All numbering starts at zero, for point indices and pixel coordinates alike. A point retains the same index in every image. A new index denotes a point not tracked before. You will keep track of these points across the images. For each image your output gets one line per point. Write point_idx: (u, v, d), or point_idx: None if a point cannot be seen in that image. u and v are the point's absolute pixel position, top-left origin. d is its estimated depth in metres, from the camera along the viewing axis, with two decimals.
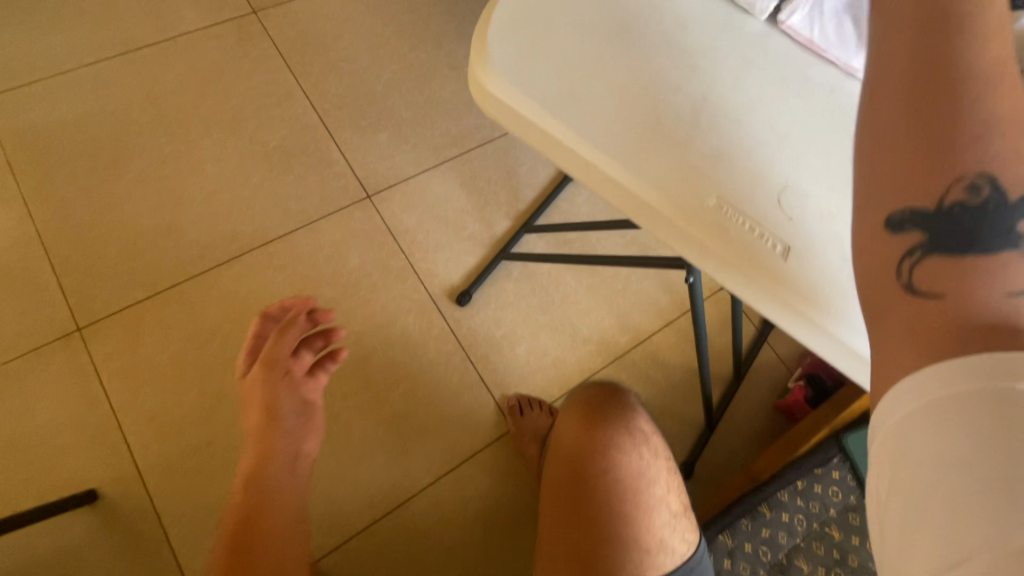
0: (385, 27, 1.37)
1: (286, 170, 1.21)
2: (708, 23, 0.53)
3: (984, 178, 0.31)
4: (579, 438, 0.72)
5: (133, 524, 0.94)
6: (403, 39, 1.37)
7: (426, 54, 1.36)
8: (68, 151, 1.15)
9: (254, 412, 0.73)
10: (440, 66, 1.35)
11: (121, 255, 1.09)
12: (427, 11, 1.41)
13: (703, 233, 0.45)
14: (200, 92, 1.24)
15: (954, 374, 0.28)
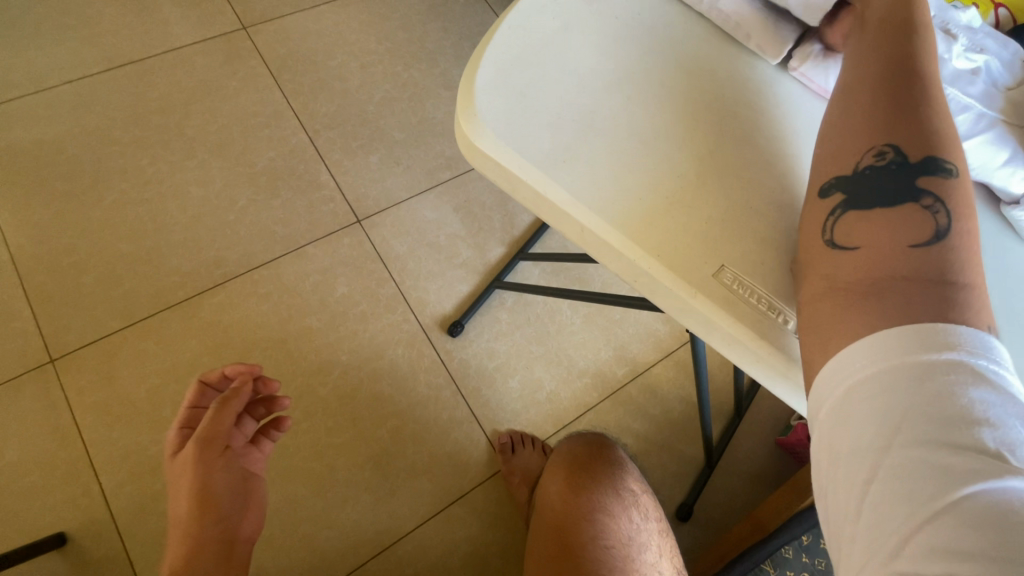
0: (379, 45, 1.34)
1: (273, 193, 1.17)
2: (715, 70, 0.50)
3: (888, 147, 0.39)
4: (565, 500, 0.69)
5: (105, 570, 0.89)
6: (397, 58, 1.33)
7: (420, 73, 1.33)
8: (46, 172, 1.11)
9: (181, 502, 0.64)
10: (435, 86, 1.32)
11: (99, 282, 1.05)
12: (422, 29, 1.37)
13: (711, 305, 0.41)
14: (187, 111, 1.20)
15: (877, 348, 0.33)
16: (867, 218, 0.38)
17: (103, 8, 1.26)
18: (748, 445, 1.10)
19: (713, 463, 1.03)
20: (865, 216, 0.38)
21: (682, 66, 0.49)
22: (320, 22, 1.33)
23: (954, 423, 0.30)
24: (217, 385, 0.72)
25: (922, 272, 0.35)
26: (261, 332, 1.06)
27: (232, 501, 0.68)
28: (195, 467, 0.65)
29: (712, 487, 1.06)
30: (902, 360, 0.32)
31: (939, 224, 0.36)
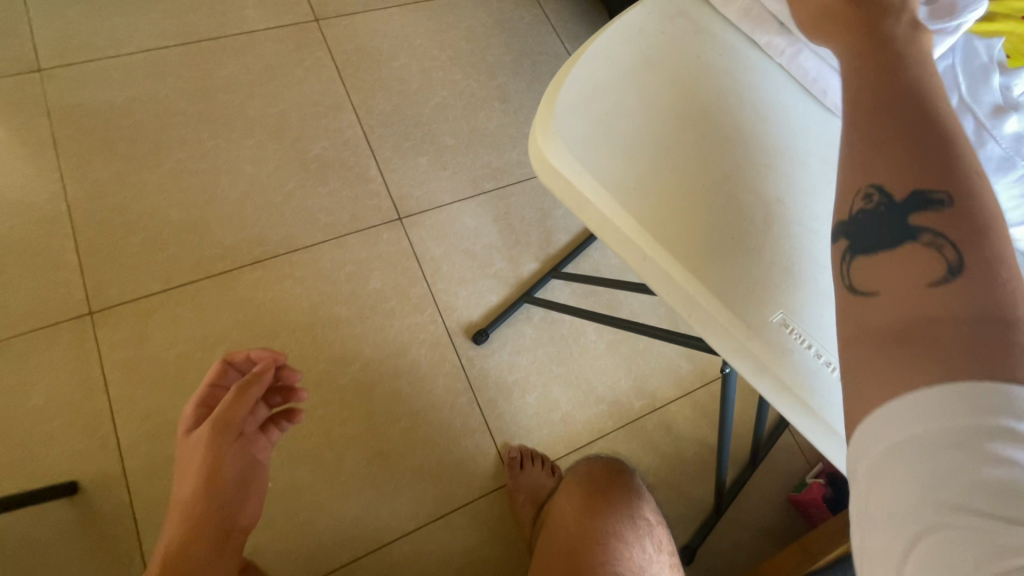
0: (442, 53, 1.37)
1: (322, 181, 1.19)
2: (789, 120, 0.50)
3: (872, 188, 0.36)
4: (578, 526, 0.68)
5: (109, 525, 0.90)
6: (458, 68, 1.36)
7: (477, 84, 1.36)
8: (113, 133, 1.15)
9: (188, 481, 0.65)
10: (490, 98, 1.35)
11: (146, 244, 1.08)
12: (485, 42, 1.41)
13: (763, 351, 0.41)
14: (252, 93, 1.25)
15: (921, 406, 0.29)
16: (876, 263, 0.36)
17: None
18: (759, 497, 1.07)
19: (722, 509, 1.01)
20: (870, 262, 0.36)
21: (757, 113, 0.50)
22: (388, 24, 1.37)
23: (999, 490, 0.27)
24: (239, 367, 0.73)
25: (949, 315, 0.31)
26: (291, 314, 1.08)
27: (237, 487, 0.68)
28: (207, 450, 0.66)
29: (716, 535, 1.04)
30: (945, 427, 0.28)
31: (947, 260, 0.33)
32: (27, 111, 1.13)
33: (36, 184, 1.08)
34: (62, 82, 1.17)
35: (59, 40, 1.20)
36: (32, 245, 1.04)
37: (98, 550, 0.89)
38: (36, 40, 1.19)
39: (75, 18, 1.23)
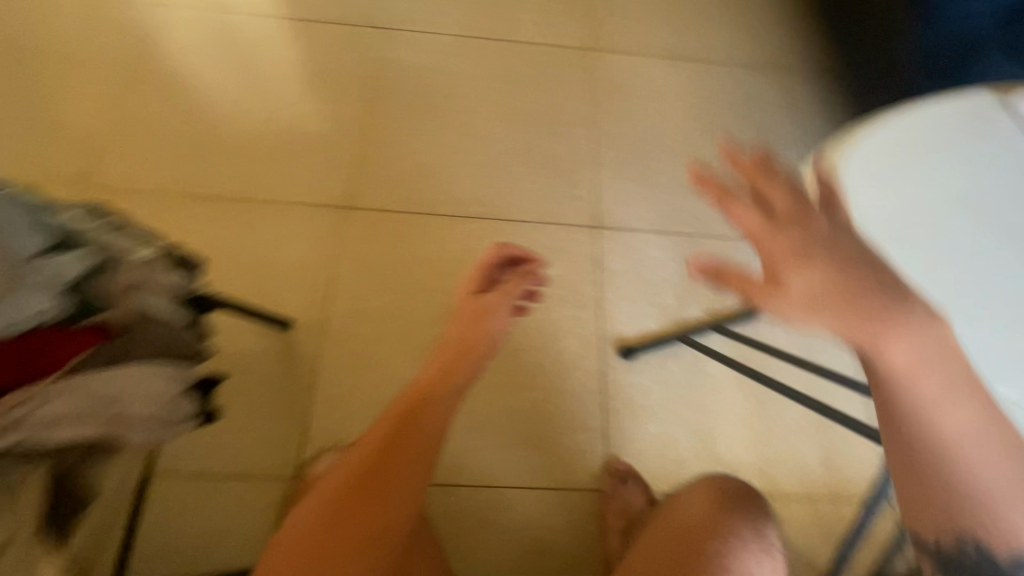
0: (683, 104, 1.50)
1: (545, 173, 1.37)
2: None
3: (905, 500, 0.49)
4: (703, 520, 0.75)
5: (298, 364, 1.12)
6: (692, 120, 1.48)
7: (705, 140, 1.46)
8: (411, 85, 1.45)
9: (452, 347, 0.86)
10: (713, 155, 1.44)
11: (402, 172, 1.33)
12: (725, 107, 1.51)
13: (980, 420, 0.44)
14: (517, 87, 1.48)
15: None
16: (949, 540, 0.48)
17: None
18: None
19: None
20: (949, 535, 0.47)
21: None
22: (646, 67, 1.54)
23: None
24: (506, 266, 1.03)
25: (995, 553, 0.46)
26: None
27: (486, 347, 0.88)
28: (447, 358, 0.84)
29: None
30: None
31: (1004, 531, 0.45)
32: (361, 52, 1.48)
33: (349, 104, 1.41)
34: (393, 39, 1.50)
35: (400, 9, 1.55)
36: (330, 145, 1.35)
37: (283, 379, 1.11)
38: (386, 5, 1.55)
39: None
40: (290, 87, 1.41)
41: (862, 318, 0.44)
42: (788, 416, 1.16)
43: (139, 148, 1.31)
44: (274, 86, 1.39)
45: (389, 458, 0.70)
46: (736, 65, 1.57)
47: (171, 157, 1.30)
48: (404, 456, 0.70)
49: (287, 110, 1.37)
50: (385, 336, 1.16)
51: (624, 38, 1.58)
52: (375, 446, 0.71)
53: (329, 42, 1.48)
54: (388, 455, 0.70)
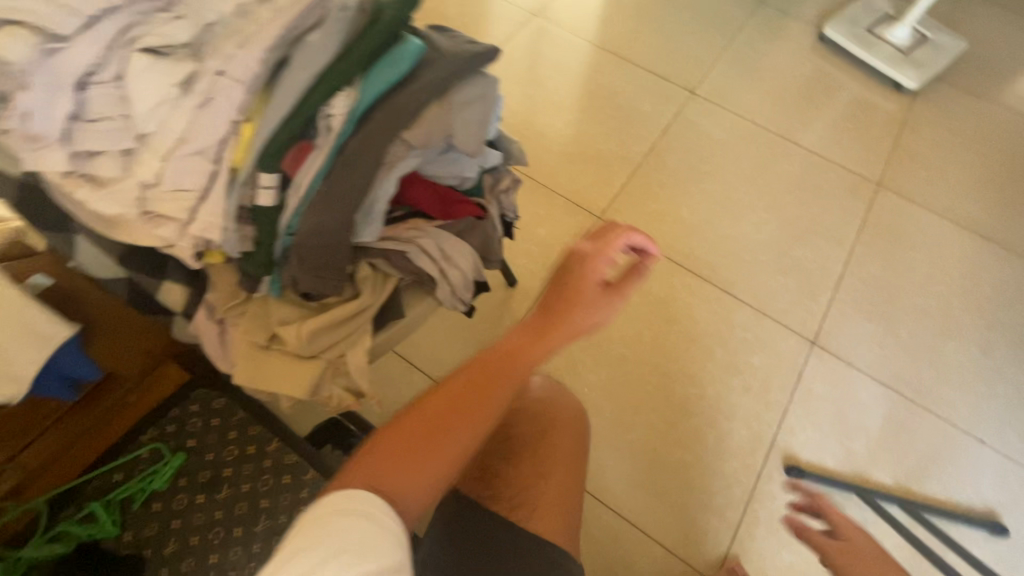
0: (952, 276, 1.41)
1: (784, 272, 1.39)
2: None
3: None
4: None
5: (504, 314, 1.27)
6: (957, 295, 1.38)
7: (968, 321, 1.35)
8: (696, 147, 1.59)
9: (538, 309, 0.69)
10: (970, 339, 1.33)
11: (656, 211, 1.46)
12: (1005, 302, 1.39)
13: None
14: (788, 189, 1.53)
15: None
16: None
17: (806, 109, 1.70)
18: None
19: None
20: None
21: None
22: (925, 227, 1.49)
23: None
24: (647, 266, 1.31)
25: None
26: (689, 321, 1.30)
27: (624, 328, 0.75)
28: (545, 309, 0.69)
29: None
30: None
31: None
32: (663, 105, 1.66)
33: (639, 139, 1.58)
34: (698, 105, 1.67)
35: (710, 86, 1.72)
36: (608, 163, 1.53)
37: (488, 319, 1.26)
38: (700, 78, 1.73)
39: (734, 83, 1.74)
40: (595, 109, 1.63)
41: None
42: None
43: None
44: (583, 102, 1.63)
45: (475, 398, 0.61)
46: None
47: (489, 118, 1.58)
48: (501, 375, 0.64)
49: (585, 125, 1.60)
50: None
51: (912, 190, 1.56)
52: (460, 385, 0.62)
53: (645, 87, 1.69)
54: (482, 393, 0.61)
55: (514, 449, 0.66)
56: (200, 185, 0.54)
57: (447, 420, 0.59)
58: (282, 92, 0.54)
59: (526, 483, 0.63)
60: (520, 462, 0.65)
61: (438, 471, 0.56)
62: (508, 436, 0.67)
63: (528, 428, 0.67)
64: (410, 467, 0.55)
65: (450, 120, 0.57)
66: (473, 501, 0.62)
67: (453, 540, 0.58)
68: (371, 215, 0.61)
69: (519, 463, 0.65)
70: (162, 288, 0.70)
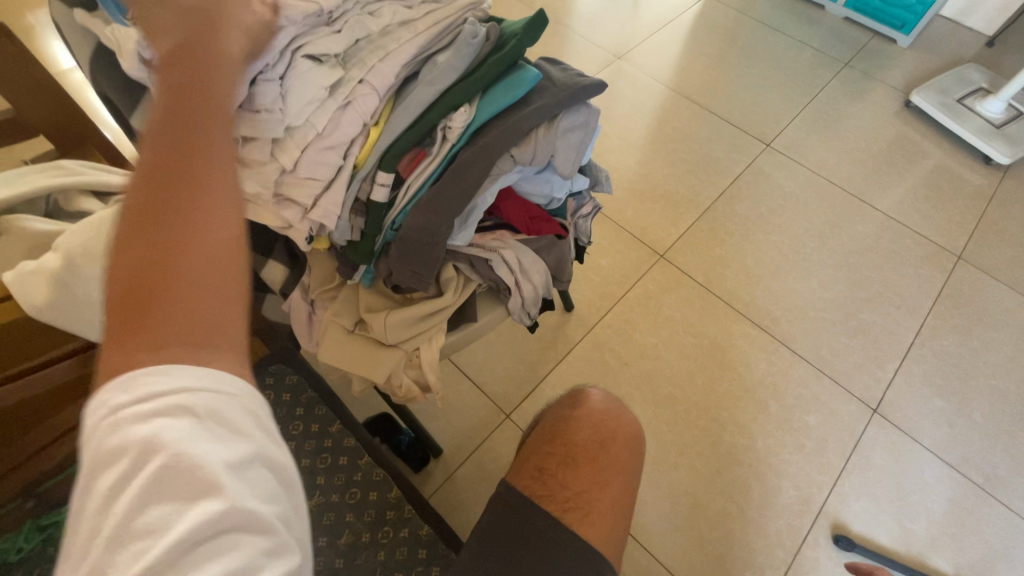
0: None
1: (849, 334, 1.35)
2: None
3: None
4: None
5: (558, 337, 1.30)
6: None
7: None
8: (767, 198, 1.59)
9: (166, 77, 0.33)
10: None
11: (720, 256, 1.46)
12: None
13: None
14: (860, 251, 1.50)
15: None
16: None
17: (885, 173, 1.67)
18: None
19: None
20: None
21: None
22: (1007, 307, 1.42)
23: None
24: None
25: None
26: (744, 370, 1.28)
27: None
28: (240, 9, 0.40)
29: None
30: None
31: None
32: (736, 154, 1.67)
33: (709, 184, 1.60)
34: (772, 158, 1.68)
35: (787, 140, 1.72)
36: (676, 204, 1.55)
37: (542, 340, 1.29)
38: (776, 132, 1.74)
39: (812, 140, 1.73)
40: (668, 152, 1.67)
41: None
42: None
43: None
44: (656, 144, 1.68)
45: (177, 134, 0.30)
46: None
47: None
48: (186, 121, 0.31)
49: (657, 165, 1.63)
50: (633, 366, 1.27)
51: (996, 268, 1.49)
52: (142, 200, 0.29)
53: (720, 135, 1.72)
54: (189, 171, 0.30)
55: (573, 453, 0.73)
56: (328, 177, 0.61)
57: (173, 194, 0.29)
58: (409, 103, 0.61)
59: (585, 487, 0.69)
60: (575, 465, 0.71)
61: (207, 307, 0.28)
62: (568, 443, 0.74)
63: (587, 438, 0.74)
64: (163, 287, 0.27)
65: (554, 143, 0.62)
66: (528, 492, 0.68)
67: (504, 522, 0.64)
68: (468, 221, 0.67)
69: (575, 466, 0.71)
70: (269, 265, 0.77)
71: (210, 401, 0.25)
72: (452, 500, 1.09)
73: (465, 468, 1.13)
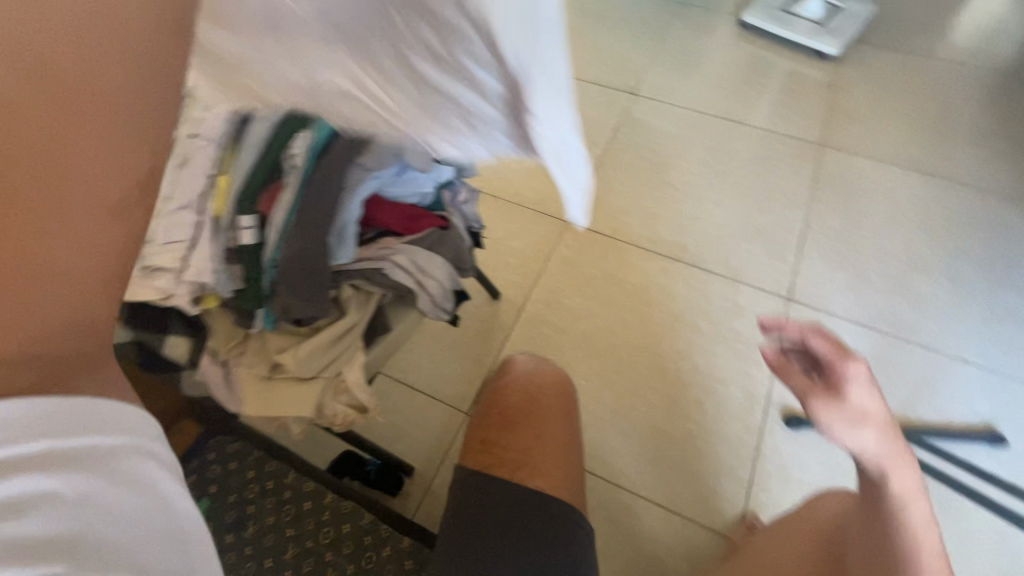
0: (904, 217, 1.49)
1: (751, 240, 1.46)
2: None
3: None
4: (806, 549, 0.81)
5: (494, 326, 1.33)
6: (915, 233, 1.46)
7: (931, 254, 1.42)
8: (648, 141, 1.69)
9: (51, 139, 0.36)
10: (936, 270, 1.40)
11: (622, 206, 1.54)
12: (962, 232, 1.47)
13: None
14: (740, 165, 1.62)
15: None
16: None
17: (743, 91, 1.81)
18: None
19: None
20: None
21: None
22: (870, 179, 1.58)
23: None
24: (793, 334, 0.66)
25: None
26: (669, 302, 1.37)
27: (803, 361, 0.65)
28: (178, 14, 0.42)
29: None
30: None
31: None
32: (613, 112, 1.76)
33: (593, 144, 1.68)
34: (642, 105, 1.78)
35: (651, 85, 1.84)
36: None
37: (480, 333, 1.32)
38: (640, 80, 1.85)
39: (673, 79, 1.85)
40: None
41: None
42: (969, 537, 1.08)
43: None
44: None
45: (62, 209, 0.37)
46: (969, 200, 1.54)
47: None
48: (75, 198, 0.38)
49: None
50: (571, 330, 1.32)
51: (856, 145, 1.65)
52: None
53: (591, 97, 1.80)
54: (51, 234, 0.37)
55: (509, 418, 0.79)
56: (188, 235, 0.65)
57: (42, 236, 0.36)
58: (249, 141, 0.65)
59: (525, 446, 0.75)
60: (515, 428, 0.77)
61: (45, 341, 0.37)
62: (502, 412, 0.80)
63: (518, 401, 0.80)
64: (9, 295, 0.35)
65: (395, 140, 0.65)
66: (482, 468, 0.73)
67: (467, 496, 0.68)
68: (346, 237, 0.67)
69: (515, 429, 0.77)
70: (169, 342, 0.76)
71: (167, 493, 0.37)
72: (435, 510, 1.11)
73: (439, 477, 1.14)
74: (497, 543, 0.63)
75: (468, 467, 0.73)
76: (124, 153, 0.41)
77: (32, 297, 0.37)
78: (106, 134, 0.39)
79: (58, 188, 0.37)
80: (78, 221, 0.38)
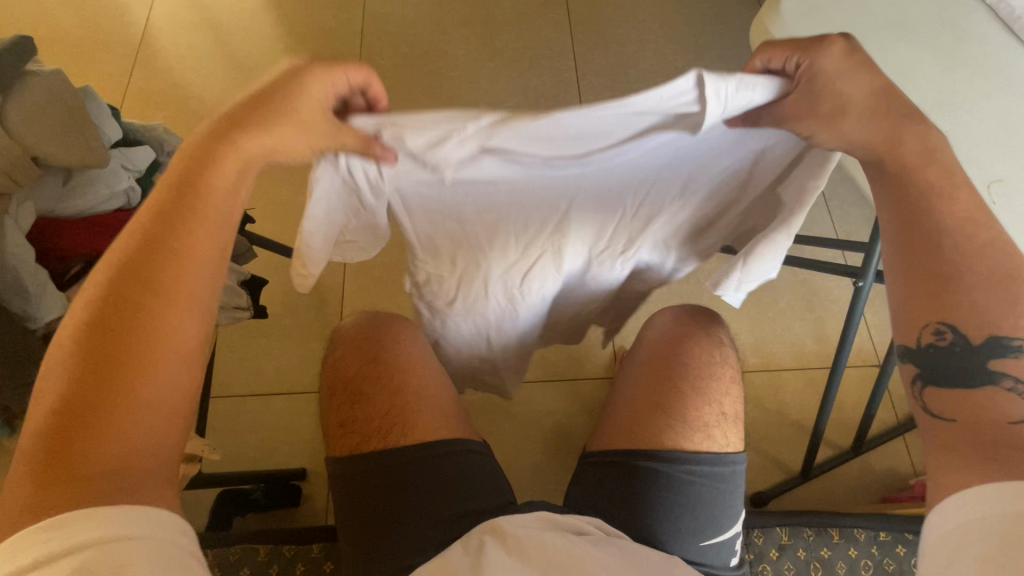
0: (674, 19, 1.44)
1: (540, 91, 1.35)
2: (943, 11, 0.65)
3: (948, 325, 0.44)
4: (662, 349, 0.73)
5: (320, 292, 1.17)
6: (687, 23, 1.43)
7: (704, 40, 1.41)
8: (399, 19, 1.43)
9: (131, 254, 0.44)
10: (712, 54, 1.40)
11: (399, 104, 1.34)
12: (728, 7, 1.45)
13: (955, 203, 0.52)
14: (502, 12, 1.44)
15: (1008, 401, 0.42)
16: (940, 393, 0.44)
17: None
18: (854, 556, 0.79)
19: (806, 473, 1.00)
20: (940, 392, 0.44)
21: (932, 29, 0.64)
22: None
23: (947, 352, 0.44)
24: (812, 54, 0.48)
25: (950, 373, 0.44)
26: None
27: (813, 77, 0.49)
28: (223, 161, 0.46)
29: (758, 534, 0.80)
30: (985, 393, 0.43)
31: (937, 336, 0.45)
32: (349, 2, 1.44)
33: (341, 45, 1.39)
34: None
35: None
36: None
37: (310, 307, 1.15)
38: None
39: None
40: (284, 42, 1.40)
41: (930, 264, 0.46)
42: (800, 274, 1.20)
43: (142, 106, 1.32)
44: (262, 39, 1.40)
45: (132, 304, 0.42)
46: None
47: (173, 112, 1.31)
48: (147, 292, 0.43)
49: None
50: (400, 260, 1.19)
51: None
52: (78, 362, 0.40)
53: None
54: (124, 331, 0.42)
55: (361, 387, 0.70)
56: None
57: (113, 345, 0.41)
58: None
59: (389, 407, 0.68)
60: (370, 396, 0.69)
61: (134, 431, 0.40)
62: (349, 382, 0.71)
63: (361, 366, 0.72)
64: (97, 405, 0.40)
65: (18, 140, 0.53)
66: (354, 451, 0.66)
67: (352, 492, 0.64)
68: (36, 286, 0.55)
69: (371, 396, 0.69)
70: None
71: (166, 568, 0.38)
72: None
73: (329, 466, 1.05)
74: (399, 513, 0.62)
75: (340, 458, 0.66)
76: (199, 252, 0.45)
77: (115, 439, 0.39)
78: (191, 281, 0.45)
79: (134, 327, 0.42)
80: (159, 361, 0.42)
